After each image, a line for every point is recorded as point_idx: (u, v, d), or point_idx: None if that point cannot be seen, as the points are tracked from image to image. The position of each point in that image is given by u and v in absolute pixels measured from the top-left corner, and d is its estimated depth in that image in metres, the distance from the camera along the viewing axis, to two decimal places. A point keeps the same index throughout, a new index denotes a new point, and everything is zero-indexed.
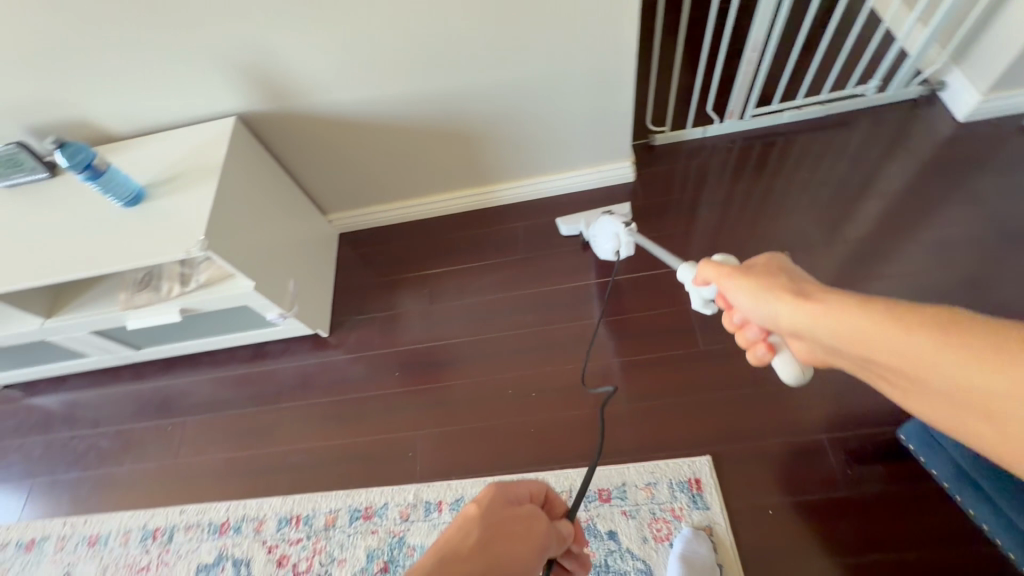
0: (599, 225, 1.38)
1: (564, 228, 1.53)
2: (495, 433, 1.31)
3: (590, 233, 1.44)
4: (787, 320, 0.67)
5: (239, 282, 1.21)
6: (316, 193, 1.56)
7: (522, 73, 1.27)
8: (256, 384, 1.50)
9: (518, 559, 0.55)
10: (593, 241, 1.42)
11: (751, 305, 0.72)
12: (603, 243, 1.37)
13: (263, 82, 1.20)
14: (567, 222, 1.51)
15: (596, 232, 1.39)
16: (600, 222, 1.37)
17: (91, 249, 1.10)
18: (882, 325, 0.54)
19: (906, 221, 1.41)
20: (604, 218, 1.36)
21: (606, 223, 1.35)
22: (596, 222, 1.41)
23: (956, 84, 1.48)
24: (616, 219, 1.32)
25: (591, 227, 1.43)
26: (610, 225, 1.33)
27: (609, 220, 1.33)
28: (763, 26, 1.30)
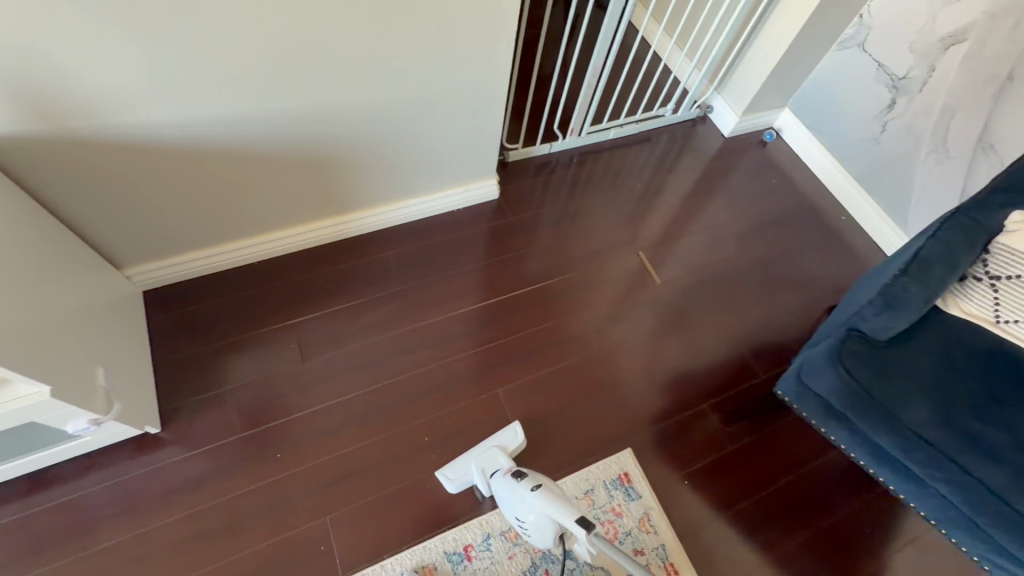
0: (525, 504, 1.03)
1: (453, 487, 1.17)
2: (421, 490, 1.17)
3: (511, 507, 1.06)
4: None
5: (22, 390, 0.81)
6: (105, 244, 1.13)
7: (396, 91, 1.13)
8: (45, 530, 1.02)
9: None
10: (520, 523, 1.06)
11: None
12: (543, 531, 1.02)
13: (20, 95, 0.81)
14: (454, 478, 1.16)
15: (526, 516, 1.03)
16: (528, 500, 1.02)
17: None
18: None
19: (711, 217, 1.75)
20: (531, 498, 1.02)
21: (538, 508, 1.00)
22: (520, 496, 1.04)
23: (719, 108, 1.91)
24: (560, 507, 0.97)
25: (509, 498, 1.07)
26: (554, 513, 0.97)
27: (549, 505, 0.98)
28: (602, 51, 1.47)
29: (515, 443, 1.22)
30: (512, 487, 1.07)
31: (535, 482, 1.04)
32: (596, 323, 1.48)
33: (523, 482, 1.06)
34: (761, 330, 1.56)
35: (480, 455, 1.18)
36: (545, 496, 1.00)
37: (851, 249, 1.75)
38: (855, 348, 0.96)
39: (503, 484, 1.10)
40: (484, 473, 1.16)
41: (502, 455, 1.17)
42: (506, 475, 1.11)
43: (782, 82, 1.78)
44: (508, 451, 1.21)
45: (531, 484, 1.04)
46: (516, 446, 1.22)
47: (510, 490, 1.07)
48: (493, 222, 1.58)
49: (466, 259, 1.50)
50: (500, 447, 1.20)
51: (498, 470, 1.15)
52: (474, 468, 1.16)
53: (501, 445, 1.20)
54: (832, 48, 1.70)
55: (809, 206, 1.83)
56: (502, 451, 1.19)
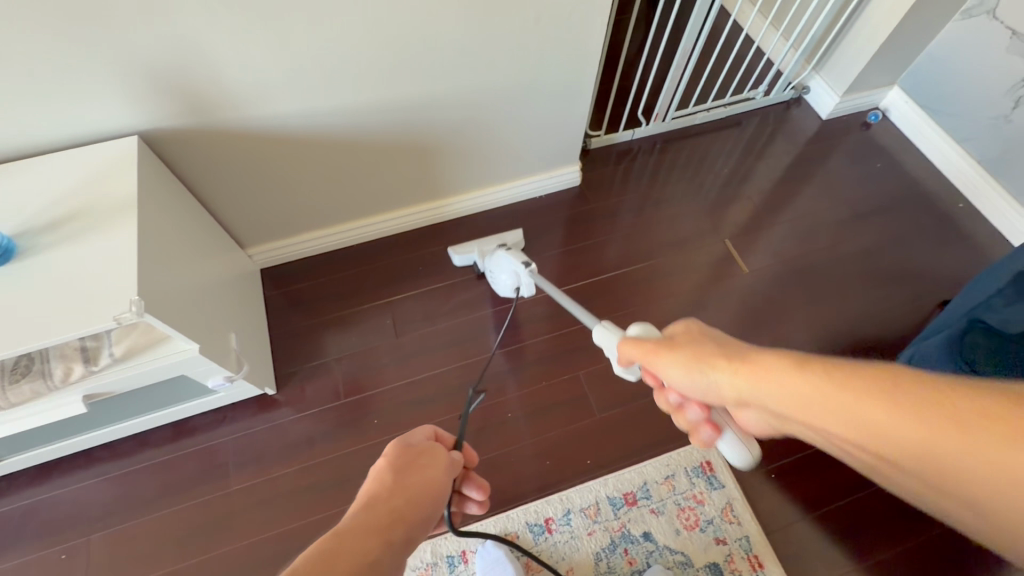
0: (496, 263, 1.32)
1: (455, 260, 1.43)
2: (504, 462, 1.23)
3: (488, 264, 1.36)
4: (729, 389, 0.58)
5: (179, 346, 0.94)
6: (233, 224, 1.27)
7: (490, 81, 1.18)
8: (187, 471, 1.19)
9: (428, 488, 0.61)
10: (491, 275, 1.35)
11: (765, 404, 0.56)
12: (504, 281, 1.31)
13: (180, 92, 0.94)
14: (460, 254, 1.41)
15: (494, 266, 1.33)
16: (499, 256, 1.32)
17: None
18: (827, 394, 0.47)
19: (806, 204, 1.66)
20: (502, 256, 1.30)
21: (506, 263, 1.29)
22: (493, 255, 1.34)
23: (818, 88, 1.79)
24: (518, 258, 1.28)
25: (488, 262, 1.37)
26: (512, 262, 1.28)
27: (510, 257, 1.29)
28: (693, 34, 1.43)
29: (514, 240, 1.44)
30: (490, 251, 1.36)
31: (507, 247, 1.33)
32: (679, 310, 1.46)
33: (499, 250, 1.34)
34: (860, 323, 1.46)
35: (481, 241, 1.42)
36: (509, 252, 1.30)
37: (969, 240, 1.59)
38: (980, 341, 0.88)
39: (488, 254, 1.38)
40: (483, 253, 1.40)
41: (495, 241, 1.41)
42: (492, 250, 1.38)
43: (892, 57, 1.64)
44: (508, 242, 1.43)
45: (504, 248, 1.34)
46: (515, 242, 1.44)
47: (490, 254, 1.36)
48: (575, 208, 1.60)
49: (548, 244, 1.53)
50: (500, 239, 1.43)
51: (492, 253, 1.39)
52: (473, 248, 1.40)
53: (503, 237, 1.43)
54: (955, 17, 1.54)
55: (919, 192, 1.68)
56: (497, 240, 1.41)
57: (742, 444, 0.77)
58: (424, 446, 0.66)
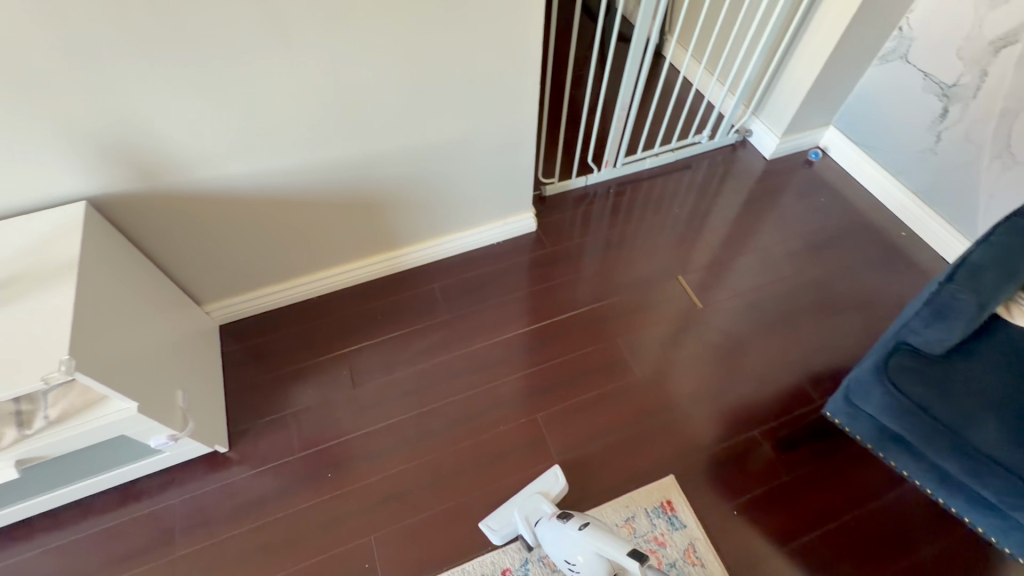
0: (575, 544, 1.02)
1: (496, 537, 1.15)
2: (461, 513, 1.20)
3: (561, 550, 1.04)
4: None
5: (116, 405, 0.94)
6: (190, 283, 1.30)
7: (433, 137, 1.25)
8: (131, 538, 1.14)
9: None
10: (571, 568, 1.03)
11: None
12: (594, 572, 0.99)
13: (128, 159, 0.99)
14: (496, 527, 1.15)
15: (577, 556, 1.01)
16: (574, 537, 1.02)
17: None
18: None
19: (757, 239, 1.72)
20: (582, 535, 1.01)
21: (592, 545, 0.99)
22: (568, 536, 1.04)
23: (759, 131, 1.90)
24: (614, 543, 0.97)
25: (555, 542, 1.06)
26: (606, 548, 0.97)
27: (601, 541, 0.98)
28: (629, 86, 1.53)
29: (557, 489, 1.20)
30: (559, 528, 1.06)
31: (584, 520, 1.04)
32: (638, 347, 1.47)
33: (571, 522, 1.06)
34: (817, 352, 1.48)
35: (524, 502, 1.18)
36: (596, 534, 1.00)
37: (915, 266, 1.64)
38: (905, 362, 0.92)
39: (548, 526, 1.09)
40: (528, 520, 1.15)
41: (545, 502, 1.16)
42: (552, 518, 1.11)
43: (822, 101, 1.75)
44: (552, 497, 1.19)
45: (582, 523, 1.04)
46: (559, 491, 1.20)
47: (559, 534, 1.06)
48: (532, 253, 1.64)
49: (506, 289, 1.56)
50: (542, 493, 1.19)
51: (543, 517, 1.14)
52: (516, 514, 1.15)
53: (543, 491, 1.19)
54: (873, 63, 1.67)
55: (864, 223, 1.75)
56: (544, 497, 1.17)
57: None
58: None
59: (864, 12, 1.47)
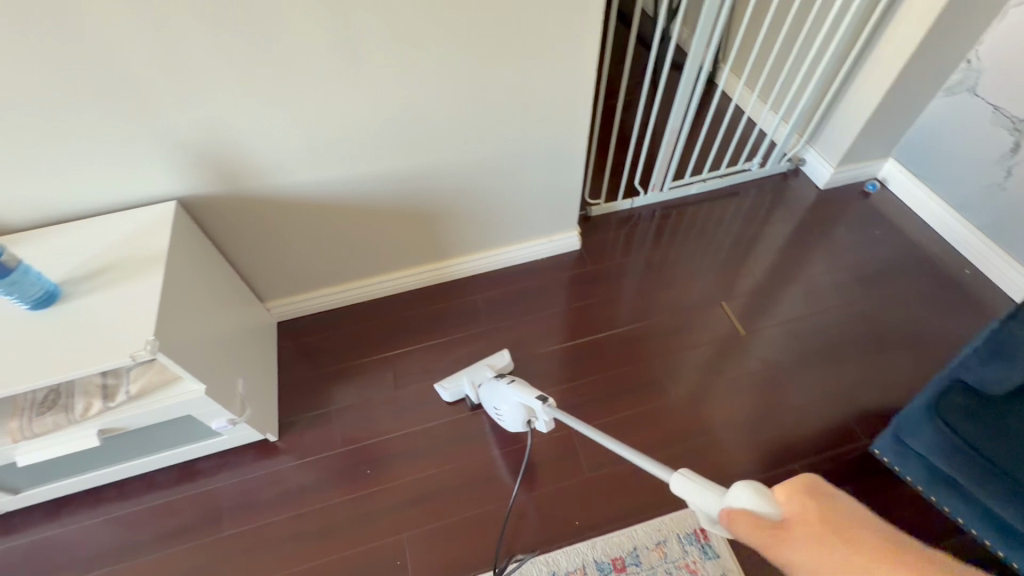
0: (500, 395, 1.20)
1: (446, 394, 1.38)
2: (491, 519, 1.22)
3: (491, 401, 1.24)
4: None
5: (188, 386, 1.03)
6: (256, 281, 1.40)
7: (488, 154, 1.31)
8: (186, 514, 1.23)
9: None
10: (498, 414, 1.23)
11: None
12: (512, 416, 1.17)
13: (215, 164, 1.10)
14: (449, 389, 1.36)
15: (500, 403, 1.20)
16: (500, 391, 1.20)
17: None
18: None
19: (805, 269, 1.68)
20: (506, 388, 1.18)
21: (511, 396, 1.16)
22: (496, 390, 1.22)
23: (813, 160, 1.87)
24: (526, 390, 1.13)
25: (489, 395, 1.25)
26: (520, 396, 1.13)
27: (516, 391, 1.15)
28: (679, 112, 1.56)
29: (502, 362, 1.39)
30: (491, 386, 1.25)
31: (509, 378, 1.21)
32: (676, 370, 1.46)
33: (501, 380, 1.23)
34: (866, 388, 1.42)
35: (470, 371, 1.37)
36: (514, 385, 1.17)
37: (978, 306, 1.56)
38: (959, 401, 0.89)
39: (485, 385, 1.28)
40: (472, 383, 1.34)
41: (488, 370, 1.35)
42: (489, 380, 1.29)
43: (881, 131, 1.71)
44: (496, 367, 1.38)
45: (508, 378, 1.21)
46: (504, 365, 1.39)
47: (490, 387, 1.25)
48: (574, 270, 1.67)
49: (547, 304, 1.59)
50: (489, 365, 1.37)
51: (484, 381, 1.33)
52: (464, 379, 1.35)
53: (490, 363, 1.38)
54: (938, 95, 1.63)
55: (923, 258, 1.68)
56: (488, 366, 1.37)
57: None
58: None
59: (928, 44, 1.44)
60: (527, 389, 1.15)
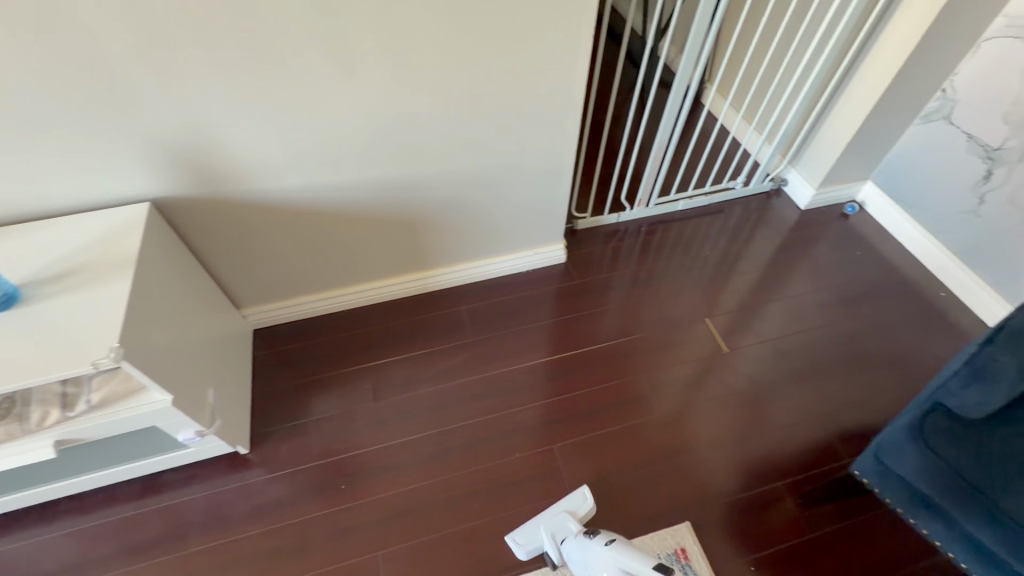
0: (600, 559, 1.00)
1: (522, 553, 1.16)
2: (471, 538, 1.19)
3: (586, 565, 1.04)
4: None
5: (153, 396, 0.98)
6: (232, 287, 1.36)
7: (475, 165, 1.30)
8: (148, 530, 1.17)
9: None
10: None
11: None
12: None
13: (193, 166, 1.07)
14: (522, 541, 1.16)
15: (600, 570, 1.00)
16: (602, 553, 1.01)
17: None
18: None
19: (787, 288, 1.70)
20: (610, 551, 1.00)
21: (620, 562, 0.97)
22: (593, 551, 1.03)
23: (795, 181, 1.90)
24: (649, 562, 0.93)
25: (581, 557, 1.06)
26: (630, 563, 0.96)
27: (631, 559, 0.96)
28: (666, 129, 1.57)
29: (584, 509, 1.20)
30: (585, 545, 1.06)
31: (611, 538, 1.04)
32: (660, 386, 1.45)
33: (598, 539, 1.05)
34: (845, 408, 1.43)
35: (549, 519, 1.18)
36: (622, 549, 0.99)
37: (952, 328, 1.60)
38: (940, 425, 0.90)
39: (575, 543, 1.10)
40: (554, 537, 1.15)
41: (571, 519, 1.17)
42: (579, 537, 1.11)
43: (861, 155, 1.75)
44: (578, 516, 1.19)
45: (611, 538, 1.04)
46: (586, 511, 1.20)
47: (584, 548, 1.06)
48: (560, 284, 1.66)
49: (531, 317, 1.58)
50: (570, 511, 1.19)
51: (568, 535, 1.15)
52: (542, 530, 1.16)
53: (569, 509, 1.20)
54: (915, 121, 1.67)
55: (900, 280, 1.72)
56: (571, 515, 1.18)
57: None
58: None
59: (906, 72, 1.49)
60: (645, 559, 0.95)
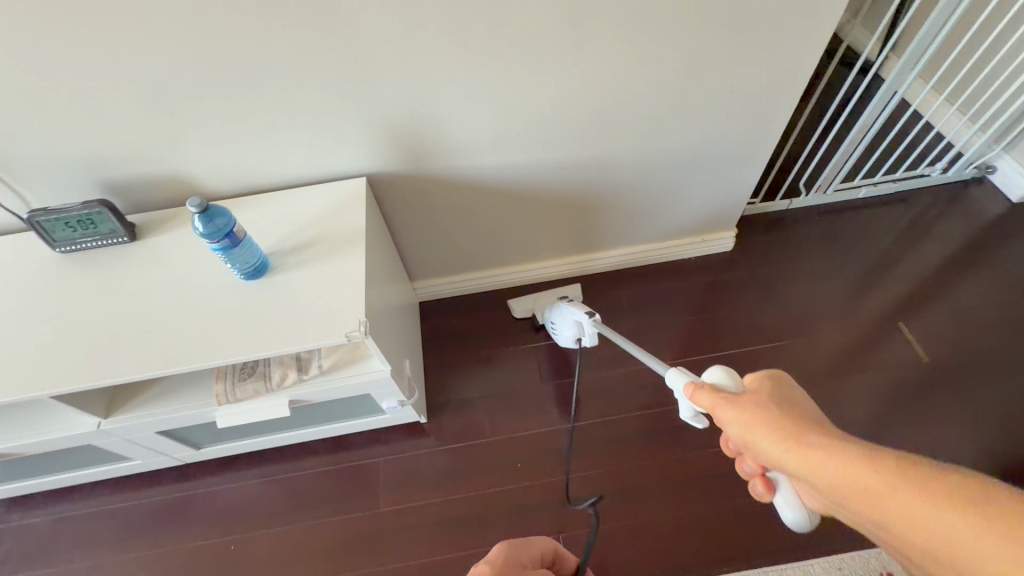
0: (557, 312, 1.33)
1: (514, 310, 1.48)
2: (650, 531, 1.17)
3: (547, 315, 1.37)
4: None
5: (374, 366, 1.03)
6: (410, 260, 1.40)
7: (672, 147, 1.22)
8: (343, 485, 1.25)
9: (738, 418, 0.60)
10: (551, 327, 1.35)
11: (752, 442, 0.59)
12: (562, 330, 1.30)
13: (408, 142, 1.07)
14: (518, 306, 1.47)
15: (555, 319, 1.32)
16: (558, 308, 1.33)
17: (188, 336, 0.89)
18: None
19: (997, 293, 1.49)
20: (563, 306, 1.31)
21: (565, 311, 1.29)
22: (555, 307, 1.34)
23: (1007, 169, 1.64)
24: (580, 308, 1.26)
25: (547, 311, 1.38)
26: (573, 311, 1.26)
27: (572, 308, 1.28)
28: (873, 109, 1.40)
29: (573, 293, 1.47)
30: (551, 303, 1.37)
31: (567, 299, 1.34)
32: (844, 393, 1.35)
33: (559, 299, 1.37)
34: None
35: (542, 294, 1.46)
36: (571, 303, 1.30)
37: None
38: None
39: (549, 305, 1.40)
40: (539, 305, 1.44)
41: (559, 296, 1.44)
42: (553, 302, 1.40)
43: None
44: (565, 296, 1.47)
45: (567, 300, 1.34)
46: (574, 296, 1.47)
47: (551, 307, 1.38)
48: (725, 273, 1.57)
49: (696, 306, 1.51)
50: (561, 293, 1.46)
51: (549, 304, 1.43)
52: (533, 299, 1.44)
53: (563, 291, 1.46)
54: None
55: None
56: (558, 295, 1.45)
57: (737, 413, 0.61)
58: (756, 387, 0.63)
59: None
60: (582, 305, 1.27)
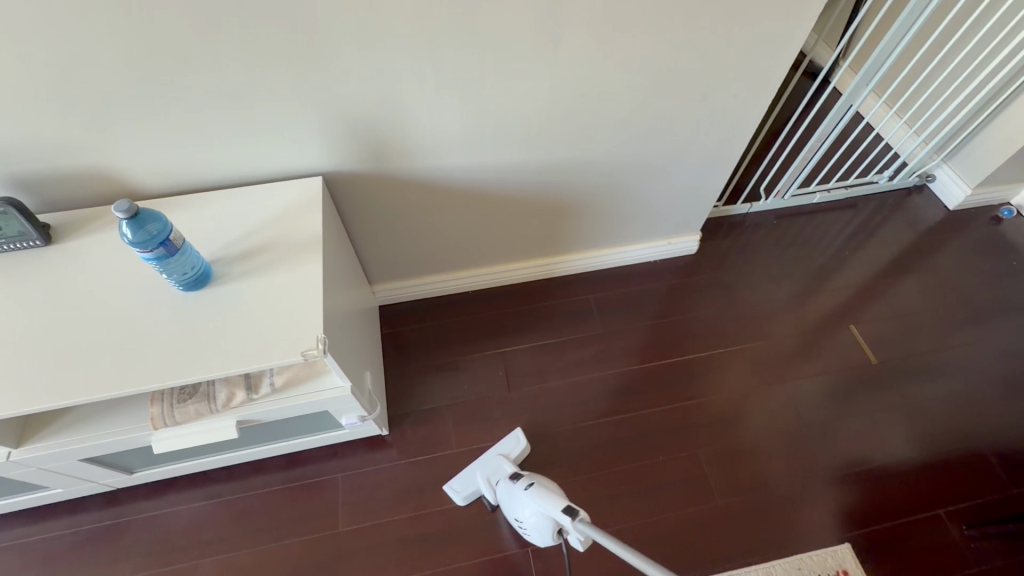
0: (520, 501, 1.00)
1: (460, 499, 1.18)
2: (620, 540, 1.17)
3: (511, 508, 1.04)
4: None
5: (331, 383, 0.95)
6: (369, 263, 1.32)
7: (643, 151, 1.20)
8: (298, 505, 1.17)
9: None
10: (521, 524, 1.01)
11: None
12: (541, 530, 0.95)
13: (369, 140, 0.99)
14: (463, 490, 1.18)
15: (522, 512, 0.99)
16: (521, 497, 1.01)
17: (116, 356, 0.78)
18: None
19: (937, 296, 1.57)
20: (526, 493, 0.99)
21: (531, 501, 0.96)
22: (516, 495, 1.03)
23: (945, 178, 1.74)
24: (547, 497, 0.93)
25: (508, 500, 1.06)
26: (543, 505, 0.92)
27: (538, 497, 0.95)
28: (832, 118, 1.43)
29: (518, 450, 1.22)
30: (509, 489, 1.07)
31: (528, 479, 1.03)
32: (803, 394, 1.39)
33: (519, 482, 1.05)
34: (1010, 433, 1.34)
35: (486, 466, 1.19)
36: (535, 489, 0.98)
37: None
38: None
39: (504, 485, 1.10)
40: (489, 480, 1.17)
41: (504, 462, 1.18)
42: (507, 479, 1.11)
43: None
44: (513, 458, 1.21)
45: (527, 481, 1.03)
46: (521, 452, 1.22)
47: (509, 492, 1.07)
48: (689, 276, 1.58)
49: (662, 310, 1.51)
50: (505, 457, 1.20)
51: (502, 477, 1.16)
52: (478, 476, 1.17)
53: (505, 454, 1.21)
54: None
55: None
56: (506, 459, 1.19)
57: None
58: None
59: None
60: (550, 489, 0.95)
